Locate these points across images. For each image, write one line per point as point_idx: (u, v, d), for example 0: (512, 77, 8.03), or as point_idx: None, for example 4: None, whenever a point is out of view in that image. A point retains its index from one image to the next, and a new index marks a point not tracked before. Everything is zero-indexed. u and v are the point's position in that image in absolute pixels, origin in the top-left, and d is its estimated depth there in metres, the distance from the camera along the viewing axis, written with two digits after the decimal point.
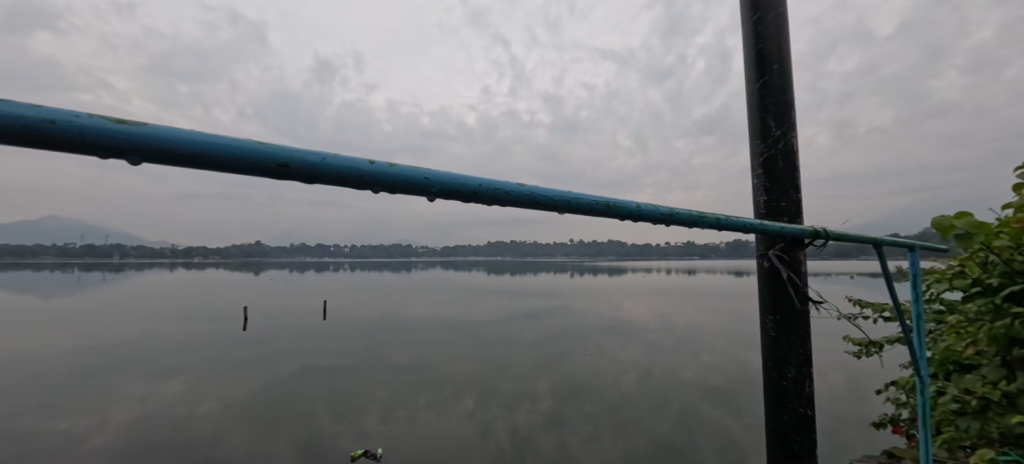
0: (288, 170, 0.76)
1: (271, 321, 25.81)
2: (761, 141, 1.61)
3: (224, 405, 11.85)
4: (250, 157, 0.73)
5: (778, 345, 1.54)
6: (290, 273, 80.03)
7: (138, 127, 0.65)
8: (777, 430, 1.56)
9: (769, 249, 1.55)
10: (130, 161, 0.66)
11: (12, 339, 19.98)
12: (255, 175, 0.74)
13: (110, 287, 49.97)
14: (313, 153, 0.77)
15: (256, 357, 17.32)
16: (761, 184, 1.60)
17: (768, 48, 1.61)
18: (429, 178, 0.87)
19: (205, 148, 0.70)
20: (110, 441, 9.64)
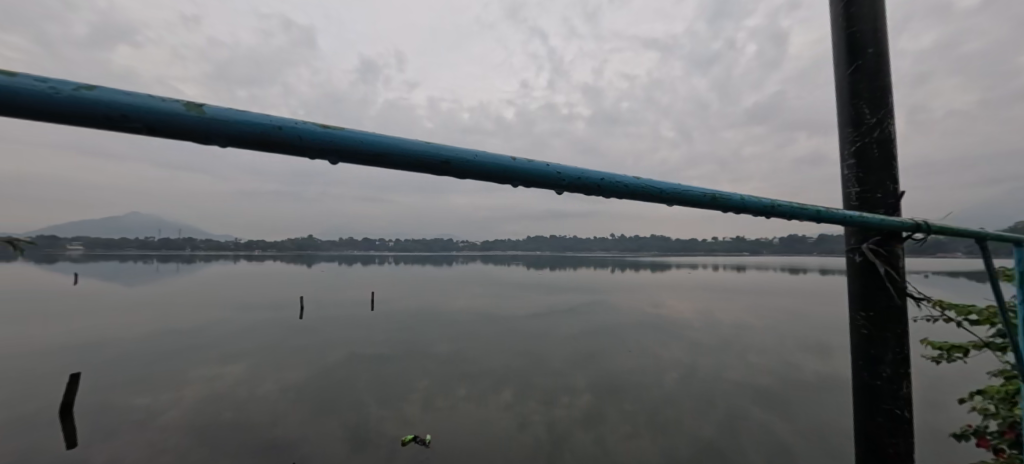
0: (446, 168, 0.94)
1: (322, 311, 27.34)
2: (852, 130, 1.58)
3: (281, 388, 12.77)
4: (419, 155, 0.92)
5: (870, 343, 1.51)
6: (337, 266, 84.11)
7: (338, 133, 0.85)
8: (867, 432, 1.52)
9: (862, 243, 1.51)
10: (335, 161, 0.88)
11: (103, 322, 22.49)
12: (424, 169, 0.94)
13: (182, 277, 55.17)
14: (465, 151, 0.95)
15: (308, 344, 18.39)
16: (854, 174, 1.56)
17: (861, 31, 1.56)
18: (560, 173, 1.06)
19: (384, 148, 0.89)
20: (182, 415, 10.67)
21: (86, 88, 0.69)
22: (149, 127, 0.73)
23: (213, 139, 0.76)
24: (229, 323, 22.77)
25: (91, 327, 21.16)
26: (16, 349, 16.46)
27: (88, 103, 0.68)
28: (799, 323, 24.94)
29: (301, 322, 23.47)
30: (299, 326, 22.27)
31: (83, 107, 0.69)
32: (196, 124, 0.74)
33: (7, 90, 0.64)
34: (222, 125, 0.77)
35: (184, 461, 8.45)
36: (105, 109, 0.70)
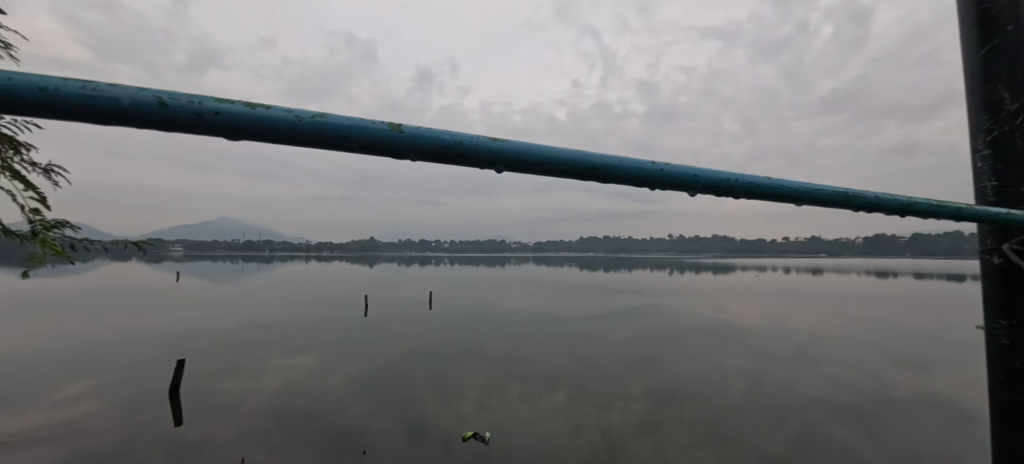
0: (592, 170, 1.21)
1: (382, 309, 28.80)
2: (989, 117, 1.71)
3: (348, 380, 13.67)
4: (561, 160, 1.17)
5: (1012, 354, 1.61)
6: (393, 267, 87.93)
7: (500, 144, 1.12)
8: (1011, 449, 1.62)
9: (1002, 244, 1.62)
10: (485, 167, 1.17)
11: (197, 315, 25.35)
12: (563, 170, 1.19)
13: (257, 276, 60.49)
14: (608, 159, 1.21)
15: (370, 340, 19.48)
16: (992, 169, 1.69)
17: (1000, 14, 1.69)
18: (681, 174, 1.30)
19: (534, 155, 1.15)
20: (265, 401, 11.80)
21: (320, 116, 0.99)
22: (358, 143, 1.03)
23: (411, 152, 1.07)
24: (300, 319, 24.72)
25: (187, 320, 23.91)
26: (131, 336, 19.02)
27: (335, 129, 0.99)
28: (888, 334, 22.20)
29: (362, 319, 24.89)
30: (361, 323, 23.64)
31: (320, 131, 0.99)
32: (402, 141, 1.04)
33: (280, 120, 0.95)
34: (418, 140, 1.06)
35: (269, 441, 9.35)
36: (330, 131, 1.00)
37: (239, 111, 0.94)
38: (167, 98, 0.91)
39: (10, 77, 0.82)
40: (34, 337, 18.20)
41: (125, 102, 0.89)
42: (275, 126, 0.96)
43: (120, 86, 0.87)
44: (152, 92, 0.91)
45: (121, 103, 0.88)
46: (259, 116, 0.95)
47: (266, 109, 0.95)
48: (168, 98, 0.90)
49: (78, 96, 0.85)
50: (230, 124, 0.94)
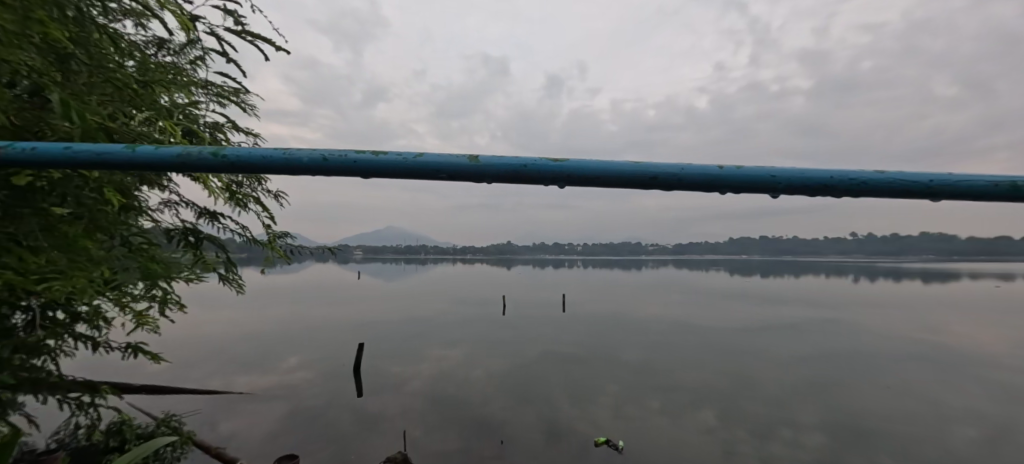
0: (658, 181, 0.96)
1: (519, 310, 30.34)
2: None
3: (488, 374, 14.72)
4: (628, 174, 0.95)
5: None
6: (528, 269, 91.90)
7: (569, 164, 0.94)
8: None
9: None
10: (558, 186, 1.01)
11: (374, 308, 30.65)
12: (642, 182, 0.96)
13: (418, 275, 70.80)
14: (684, 168, 0.94)
15: (508, 338, 20.69)
16: None
17: None
18: (796, 179, 0.93)
19: (594, 171, 0.96)
20: (421, 385, 13.54)
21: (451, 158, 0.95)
22: (451, 176, 0.97)
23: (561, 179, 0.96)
24: (450, 315, 27.75)
25: (368, 311, 29.15)
26: (330, 322, 24.02)
27: (485, 167, 0.94)
28: None
29: (502, 318, 26.63)
30: (500, 322, 25.31)
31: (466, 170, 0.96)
32: (544, 171, 0.95)
33: (433, 165, 0.94)
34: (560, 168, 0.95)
35: (425, 419, 10.70)
36: (422, 168, 0.96)
37: (396, 160, 0.94)
38: (329, 157, 0.96)
39: (241, 153, 0.94)
40: (273, 319, 24.49)
41: (317, 162, 0.97)
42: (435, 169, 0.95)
43: (292, 154, 0.96)
44: (330, 151, 0.96)
45: (316, 162, 0.96)
46: (414, 162, 0.95)
47: (418, 157, 0.95)
48: (344, 156, 0.95)
49: (287, 162, 0.94)
50: (391, 170, 0.96)
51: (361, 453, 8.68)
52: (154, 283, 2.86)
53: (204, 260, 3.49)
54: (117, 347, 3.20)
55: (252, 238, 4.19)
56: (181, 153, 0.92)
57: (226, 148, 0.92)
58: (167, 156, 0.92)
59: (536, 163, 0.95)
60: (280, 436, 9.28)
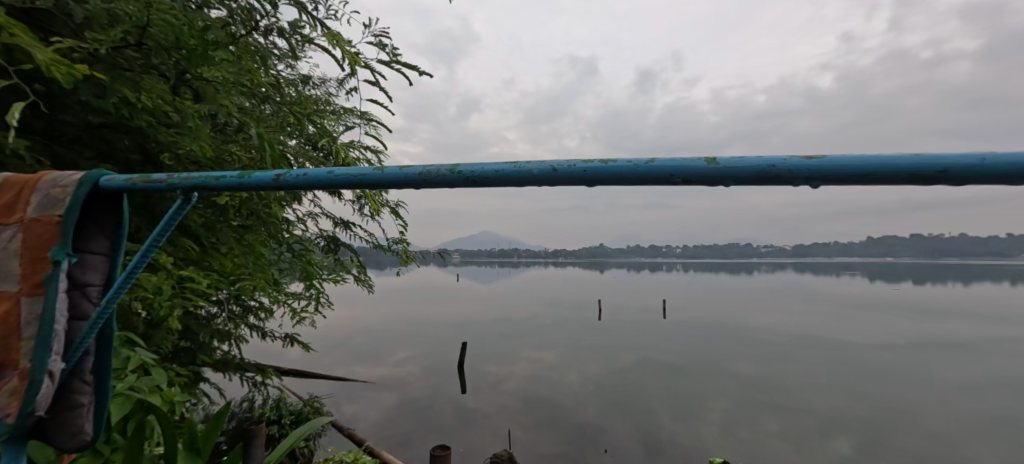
0: None
1: (612, 315, 29.49)
2: None
3: (583, 379, 14.46)
4: None
5: None
6: (621, 272, 89.02)
7: (934, 162, 0.50)
8: None
9: None
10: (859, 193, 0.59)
11: (471, 308, 32.46)
12: None
13: (509, 277, 73.51)
14: None
15: (602, 343, 20.18)
16: None
17: None
18: None
19: (975, 166, 0.49)
20: (518, 385, 13.81)
21: (731, 160, 0.57)
22: (688, 184, 0.60)
23: (930, 182, 0.51)
24: (543, 318, 28.06)
25: (465, 310, 30.93)
26: (433, 320, 26.03)
27: (787, 173, 0.55)
28: None
29: (595, 322, 26.14)
30: (594, 326, 24.84)
31: (758, 176, 0.57)
32: (896, 174, 0.52)
33: (705, 172, 0.57)
34: (937, 161, 0.50)
35: (523, 419, 10.91)
36: (654, 174, 0.61)
37: (649, 168, 0.60)
38: (562, 166, 0.64)
39: (439, 169, 0.69)
40: (385, 316, 27.37)
41: (537, 174, 0.66)
42: (705, 179, 0.59)
43: (522, 165, 0.66)
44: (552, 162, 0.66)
45: (533, 173, 0.66)
46: (668, 168, 0.60)
47: (672, 160, 0.59)
48: (574, 165, 0.63)
49: (498, 176, 0.67)
50: (634, 182, 0.63)
51: (465, 446, 9.16)
52: (309, 283, 3.25)
53: (341, 262, 3.85)
54: (277, 336, 3.82)
55: (378, 245, 4.63)
56: (419, 173, 0.69)
57: (456, 164, 0.68)
58: (406, 176, 0.70)
59: (788, 165, 0.55)
60: (394, 423, 10.23)
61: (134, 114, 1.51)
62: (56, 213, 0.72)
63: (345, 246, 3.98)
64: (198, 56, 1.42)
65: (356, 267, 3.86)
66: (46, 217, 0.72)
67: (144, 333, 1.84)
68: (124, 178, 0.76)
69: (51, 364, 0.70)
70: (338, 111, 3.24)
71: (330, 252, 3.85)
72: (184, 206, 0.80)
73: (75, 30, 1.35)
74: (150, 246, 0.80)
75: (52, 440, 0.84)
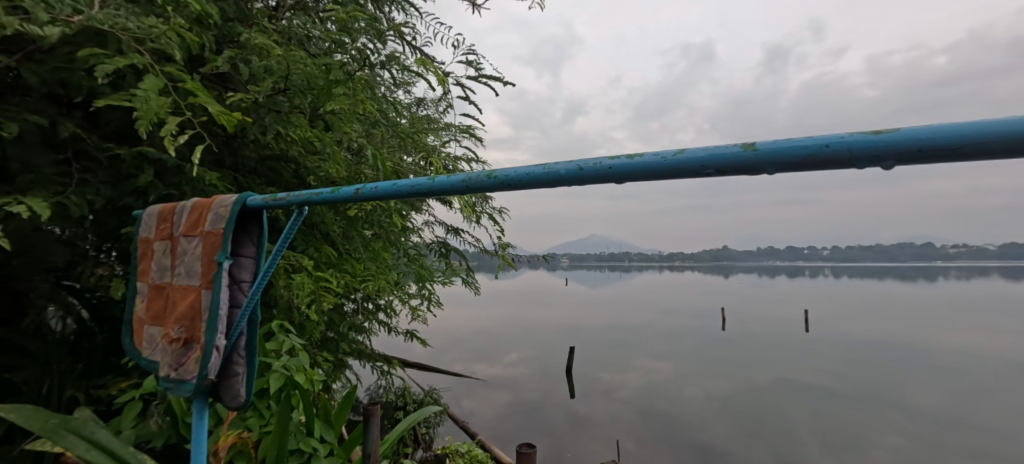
0: None
1: (742, 325, 26.16)
2: None
3: (705, 395, 13.13)
4: None
5: None
6: (752, 277, 78.52)
7: None
8: None
9: None
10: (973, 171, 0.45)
11: (581, 313, 31.99)
12: None
13: (621, 282, 70.69)
14: None
15: (728, 357, 18.08)
16: None
17: None
18: None
19: None
20: (630, 395, 13.18)
21: (776, 143, 0.49)
22: (723, 174, 0.54)
23: None
24: (658, 325, 26.27)
25: (576, 315, 30.65)
26: (544, 324, 26.39)
27: (848, 153, 0.45)
28: None
29: (719, 333, 23.52)
30: (718, 337, 22.38)
31: (813, 159, 0.47)
32: (1007, 142, 0.38)
33: (742, 160, 0.51)
34: None
35: (636, 432, 10.36)
36: (686, 166, 0.56)
37: (679, 162, 0.55)
38: (587, 166, 0.63)
39: (481, 177, 0.72)
40: (498, 318, 28.68)
41: (568, 178, 0.66)
42: (743, 168, 0.51)
43: (550, 167, 0.66)
44: (582, 162, 0.64)
45: (563, 176, 0.66)
46: (703, 159, 0.54)
47: (707, 151, 0.53)
48: (603, 163, 0.61)
49: (533, 179, 0.68)
50: (663, 177, 0.58)
51: (574, 452, 9.07)
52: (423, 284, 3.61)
53: (451, 267, 4.18)
54: (400, 331, 4.31)
55: (484, 250, 4.90)
56: (462, 180, 0.74)
57: (493, 170, 0.71)
58: (453, 184, 0.76)
59: (847, 142, 0.45)
60: (507, 421, 10.62)
61: (289, 146, 1.90)
62: (220, 227, 0.94)
63: (455, 252, 4.30)
64: (325, 92, 1.71)
65: (465, 271, 4.18)
66: (216, 229, 0.94)
67: (298, 323, 2.27)
68: (258, 198, 0.96)
69: (217, 341, 0.92)
70: (444, 128, 3.54)
71: (442, 257, 4.17)
72: (298, 218, 0.99)
73: (244, 85, 1.74)
74: (281, 252, 1.00)
75: (222, 399, 1.07)
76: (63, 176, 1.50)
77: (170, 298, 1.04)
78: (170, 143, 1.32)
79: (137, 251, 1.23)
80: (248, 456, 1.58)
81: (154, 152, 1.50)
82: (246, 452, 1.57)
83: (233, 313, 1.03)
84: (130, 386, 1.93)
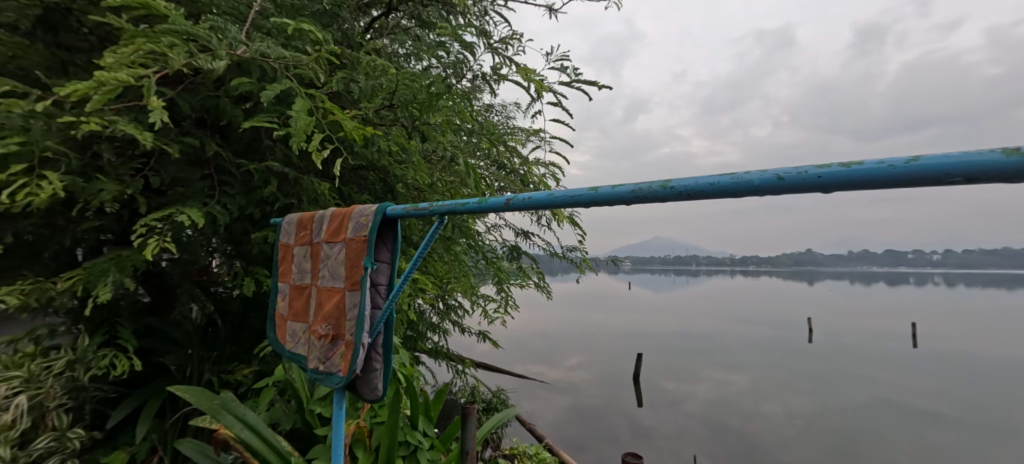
0: None
1: (830, 338, 23.51)
2: None
3: (786, 413, 11.99)
4: None
5: None
6: (842, 283, 70.40)
7: None
8: None
9: None
10: None
11: (645, 318, 30.76)
12: None
13: (687, 285, 66.92)
14: None
15: (814, 372, 16.33)
16: None
17: None
18: None
19: None
20: (699, 407, 12.41)
21: None
22: (979, 185, 0.42)
23: None
24: (731, 334, 24.48)
25: (639, 320, 29.54)
26: (605, 329, 25.74)
27: None
28: None
29: (803, 345, 21.34)
30: (802, 350, 20.30)
31: None
32: None
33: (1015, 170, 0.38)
34: None
35: (706, 448, 9.73)
36: (924, 176, 0.44)
37: (911, 171, 0.43)
38: (789, 174, 0.52)
39: (635, 189, 0.65)
40: (558, 320, 28.51)
41: (750, 188, 0.56)
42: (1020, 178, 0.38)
43: (740, 175, 0.56)
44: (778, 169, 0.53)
45: (741, 186, 0.56)
46: (948, 163, 0.41)
47: (954, 154, 0.41)
48: (803, 172, 0.50)
49: (702, 190, 0.58)
50: (876, 187, 0.47)
51: None
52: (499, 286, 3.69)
53: (523, 269, 4.23)
54: (473, 332, 4.43)
55: (554, 253, 4.89)
56: (631, 190, 0.66)
57: (671, 181, 0.61)
58: (619, 195, 0.68)
59: None
60: (568, 426, 10.53)
61: (380, 156, 2.02)
62: (363, 233, 1.03)
63: (526, 254, 4.34)
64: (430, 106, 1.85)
65: (537, 273, 4.21)
66: (358, 236, 1.03)
67: None
68: (400, 207, 1.01)
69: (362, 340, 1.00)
70: (520, 132, 3.61)
71: (514, 260, 4.21)
72: (439, 226, 1.00)
73: (350, 103, 1.94)
74: (419, 259, 1.05)
75: (361, 392, 1.14)
76: (209, 188, 1.86)
77: (316, 298, 1.16)
78: (316, 157, 1.61)
79: (275, 256, 1.41)
80: (362, 444, 1.86)
81: (278, 166, 1.78)
82: (362, 441, 1.84)
83: (374, 314, 1.10)
84: (252, 371, 2.23)
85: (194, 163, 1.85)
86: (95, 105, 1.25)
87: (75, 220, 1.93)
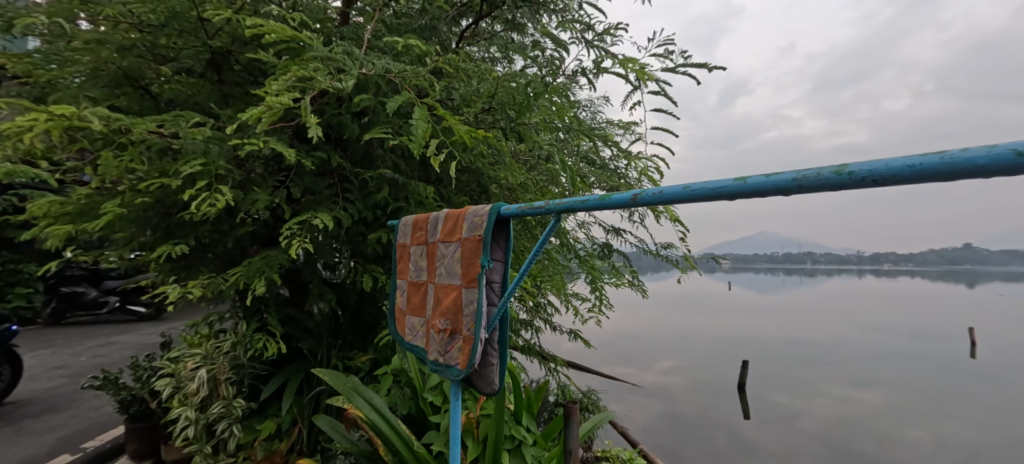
0: None
1: (1003, 354, 18.90)
2: None
3: (937, 442, 9.99)
4: None
5: None
6: (1018, 286, 56.25)
7: None
8: None
9: None
10: None
11: (748, 322, 27.81)
12: None
13: (800, 285, 58.97)
14: None
15: (979, 395, 13.31)
16: None
17: None
18: None
19: None
20: (817, 424, 10.92)
21: None
22: None
23: None
24: (858, 344, 21.01)
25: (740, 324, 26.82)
26: (701, 332, 23.84)
27: None
28: None
29: (962, 362, 17.49)
30: (961, 368, 16.65)
31: None
32: None
33: None
34: None
35: None
36: None
37: None
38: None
39: (796, 176, 0.56)
40: (647, 321, 27.14)
41: (959, 169, 0.44)
42: None
43: (956, 153, 0.44)
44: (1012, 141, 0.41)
45: (948, 166, 0.44)
46: None
47: None
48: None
49: (890, 174, 0.48)
50: None
51: None
52: (593, 284, 3.61)
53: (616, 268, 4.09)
54: (564, 330, 4.40)
55: (648, 250, 4.64)
56: (791, 178, 0.57)
57: (845, 164, 0.51)
58: (775, 185, 0.59)
59: None
60: (661, 433, 9.97)
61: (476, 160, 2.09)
62: (478, 233, 1.07)
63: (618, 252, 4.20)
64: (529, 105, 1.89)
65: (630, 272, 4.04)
66: (474, 235, 1.08)
67: None
68: (514, 206, 1.03)
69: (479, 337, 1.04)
70: (611, 126, 3.51)
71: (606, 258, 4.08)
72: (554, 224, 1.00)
73: (454, 109, 2.03)
74: (534, 256, 1.06)
75: (477, 385, 1.20)
76: (335, 195, 2.12)
77: (434, 294, 1.24)
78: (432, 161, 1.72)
79: (394, 254, 1.55)
80: (472, 434, 2.00)
81: (390, 173, 1.99)
82: (471, 430, 1.98)
83: (489, 311, 1.14)
84: (368, 359, 2.56)
85: (323, 174, 2.14)
86: (264, 124, 1.50)
87: (236, 225, 2.32)
